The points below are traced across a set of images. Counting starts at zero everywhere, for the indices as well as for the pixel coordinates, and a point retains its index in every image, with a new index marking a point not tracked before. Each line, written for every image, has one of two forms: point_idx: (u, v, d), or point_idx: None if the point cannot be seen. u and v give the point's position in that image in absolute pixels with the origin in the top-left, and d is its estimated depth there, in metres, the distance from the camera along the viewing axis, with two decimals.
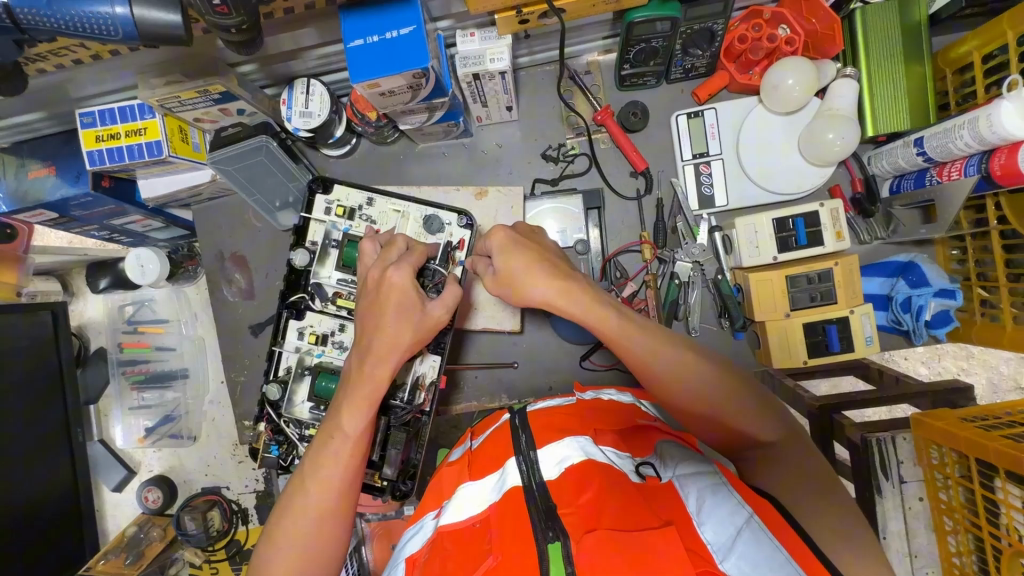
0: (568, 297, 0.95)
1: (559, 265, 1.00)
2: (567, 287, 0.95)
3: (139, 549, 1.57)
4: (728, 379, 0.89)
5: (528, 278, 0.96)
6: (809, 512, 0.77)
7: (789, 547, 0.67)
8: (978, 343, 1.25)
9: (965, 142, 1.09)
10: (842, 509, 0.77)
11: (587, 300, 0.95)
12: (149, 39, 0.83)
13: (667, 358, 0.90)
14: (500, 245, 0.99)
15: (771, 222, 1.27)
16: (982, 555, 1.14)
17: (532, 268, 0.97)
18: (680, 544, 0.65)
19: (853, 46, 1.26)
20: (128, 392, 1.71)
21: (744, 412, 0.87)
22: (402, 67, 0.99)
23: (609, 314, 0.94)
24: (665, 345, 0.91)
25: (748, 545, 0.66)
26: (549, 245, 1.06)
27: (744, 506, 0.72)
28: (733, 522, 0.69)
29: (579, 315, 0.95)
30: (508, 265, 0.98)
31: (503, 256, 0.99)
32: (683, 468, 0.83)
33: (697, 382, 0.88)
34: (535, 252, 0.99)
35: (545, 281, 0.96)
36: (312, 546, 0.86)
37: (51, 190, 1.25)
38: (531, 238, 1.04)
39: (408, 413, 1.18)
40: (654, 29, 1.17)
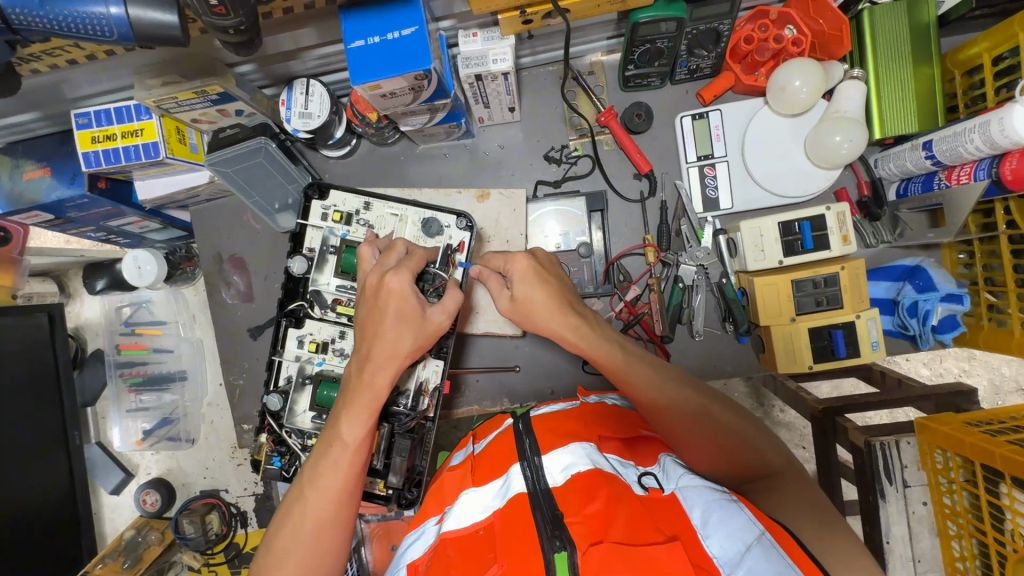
0: (580, 332, 0.96)
1: (572, 298, 1.00)
2: (577, 323, 0.97)
3: (137, 552, 1.56)
4: (734, 419, 0.90)
5: (543, 310, 0.97)
6: (820, 537, 0.74)
7: (799, 566, 0.65)
8: (985, 348, 1.23)
9: (975, 145, 1.07)
10: (854, 540, 0.74)
11: (598, 337, 0.96)
12: (145, 40, 0.81)
13: (675, 396, 0.90)
14: (520, 273, 0.99)
15: (777, 225, 1.25)
16: (986, 560, 1.13)
17: (547, 298, 0.97)
18: (688, 561, 0.64)
19: (860, 46, 1.24)
20: (126, 395, 1.67)
21: (751, 449, 0.87)
22: (404, 69, 0.97)
23: (618, 352, 0.95)
24: (673, 384, 0.92)
25: (758, 560, 0.64)
26: (562, 274, 1.05)
27: (755, 522, 0.70)
28: (743, 538, 0.67)
29: (589, 351, 0.96)
30: (526, 293, 0.98)
31: (521, 284, 0.98)
32: (689, 479, 0.82)
33: (703, 420, 0.89)
34: (553, 283, 0.99)
35: (559, 315, 0.96)
36: (311, 553, 0.85)
37: (46, 191, 1.23)
38: (549, 266, 1.03)
39: (412, 419, 1.16)
40: (660, 30, 1.15)
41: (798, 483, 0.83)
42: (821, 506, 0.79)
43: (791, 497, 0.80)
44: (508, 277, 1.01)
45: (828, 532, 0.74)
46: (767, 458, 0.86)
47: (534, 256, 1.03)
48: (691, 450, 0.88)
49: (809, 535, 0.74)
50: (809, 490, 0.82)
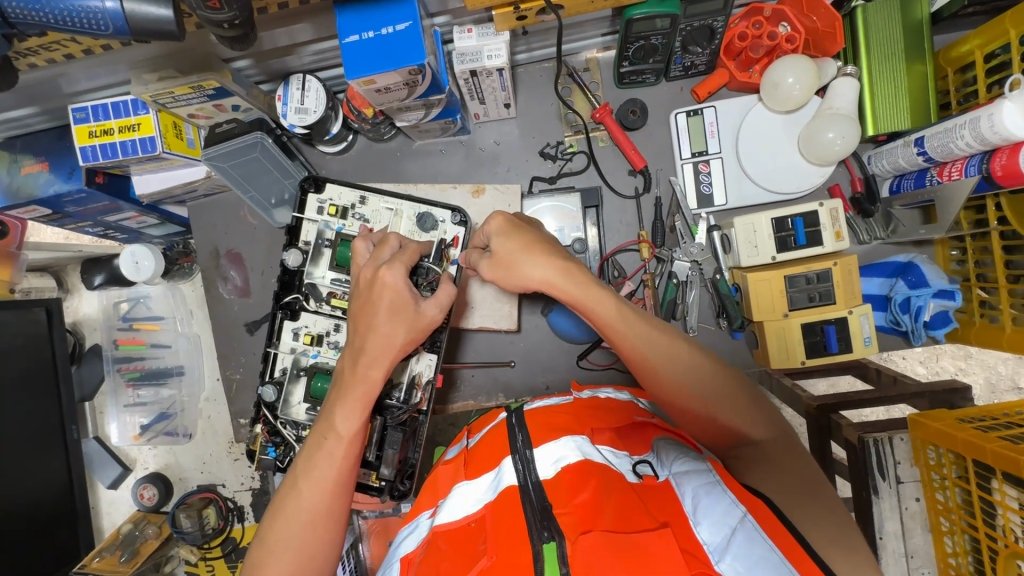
0: (569, 277, 0.93)
1: (557, 249, 0.98)
2: (566, 268, 0.94)
3: (134, 546, 1.57)
4: (722, 374, 0.90)
5: (529, 257, 0.95)
6: (802, 510, 0.75)
7: (782, 548, 0.66)
8: (976, 346, 1.23)
9: (966, 142, 1.08)
10: (834, 510, 0.76)
11: (588, 283, 0.93)
12: (140, 34, 0.82)
13: (665, 349, 0.89)
14: (499, 227, 0.98)
15: (770, 221, 1.26)
16: (978, 556, 1.14)
17: (529, 249, 0.96)
18: (676, 546, 0.65)
19: (854, 43, 1.25)
20: (123, 389, 1.67)
21: (739, 406, 0.88)
22: (398, 64, 0.98)
23: (607, 299, 0.93)
24: (662, 335, 0.91)
25: (743, 545, 0.66)
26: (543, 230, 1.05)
27: (737, 504, 0.71)
28: (728, 523, 0.69)
29: (578, 298, 0.93)
30: (505, 246, 0.97)
31: (502, 237, 0.97)
32: (678, 467, 0.83)
33: (692, 372, 0.89)
34: (535, 236, 0.99)
35: (545, 261, 0.94)
36: (306, 544, 0.86)
37: (44, 185, 1.24)
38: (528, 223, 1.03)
39: (404, 413, 1.17)
40: (654, 26, 1.16)
41: (782, 449, 0.85)
42: (804, 477, 0.80)
43: (775, 468, 0.82)
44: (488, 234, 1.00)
45: (809, 502, 0.76)
46: (754, 417, 0.87)
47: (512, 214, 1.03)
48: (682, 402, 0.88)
49: (792, 510, 0.75)
50: (793, 456, 0.84)
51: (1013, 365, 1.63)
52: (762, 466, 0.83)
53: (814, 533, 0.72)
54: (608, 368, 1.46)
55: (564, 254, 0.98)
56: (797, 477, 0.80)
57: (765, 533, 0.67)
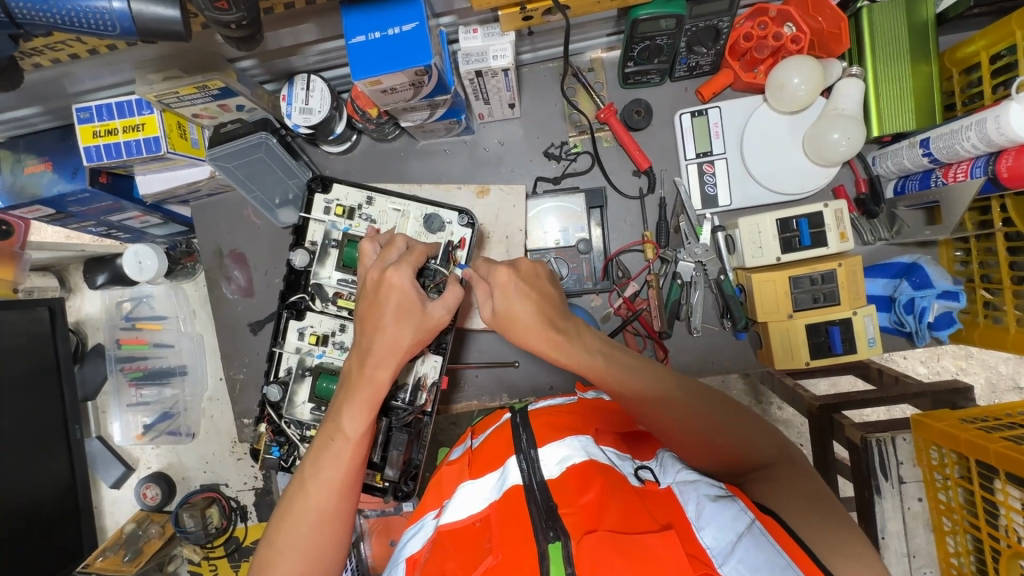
0: (559, 348, 0.96)
1: (551, 309, 1.00)
2: (555, 338, 0.97)
3: (138, 546, 1.56)
4: (725, 417, 0.89)
5: (518, 327, 0.98)
6: (805, 520, 0.75)
7: (788, 552, 0.68)
8: (980, 346, 1.24)
9: (972, 143, 1.08)
10: (847, 530, 0.75)
11: (579, 351, 0.96)
12: (148, 35, 0.82)
13: (662, 404, 0.90)
14: (499, 285, 0.99)
15: (775, 221, 1.26)
16: (980, 555, 1.14)
17: (522, 314, 0.98)
18: (681, 548, 0.65)
19: (859, 45, 1.25)
20: (126, 389, 1.67)
21: (745, 442, 0.87)
22: (404, 64, 0.98)
23: (601, 359, 0.96)
24: (657, 391, 0.91)
25: (749, 550, 0.66)
26: (547, 278, 1.05)
27: (745, 511, 0.72)
28: (734, 528, 0.69)
29: (573, 363, 0.96)
30: (504, 307, 0.99)
31: (501, 297, 0.99)
32: (684, 471, 0.83)
33: (696, 419, 0.88)
34: (533, 295, 1.00)
35: (539, 328, 0.97)
36: (313, 545, 0.86)
37: (48, 185, 1.24)
38: (533, 277, 1.03)
39: (409, 414, 1.17)
40: (659, 27, 1.16)
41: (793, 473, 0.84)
42: (809, 488, 0.81)
43: (787, 489, 0.81)
44: (489, 289, 1.02)
45: (822, 521, 0.75)
46: (761, 447, 0.87)
47: (513, 264, 1.03)
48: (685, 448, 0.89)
49: (797, 518, 0.76)
50: (800, 474, 0.83)
51: (1014, 365, 1.64)
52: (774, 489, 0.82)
53: (818, 543, 0.73)
54: None
55: (557, 315, 1.00)
56: (803, 493, 0.80)
57: (772, 539, 0.69)
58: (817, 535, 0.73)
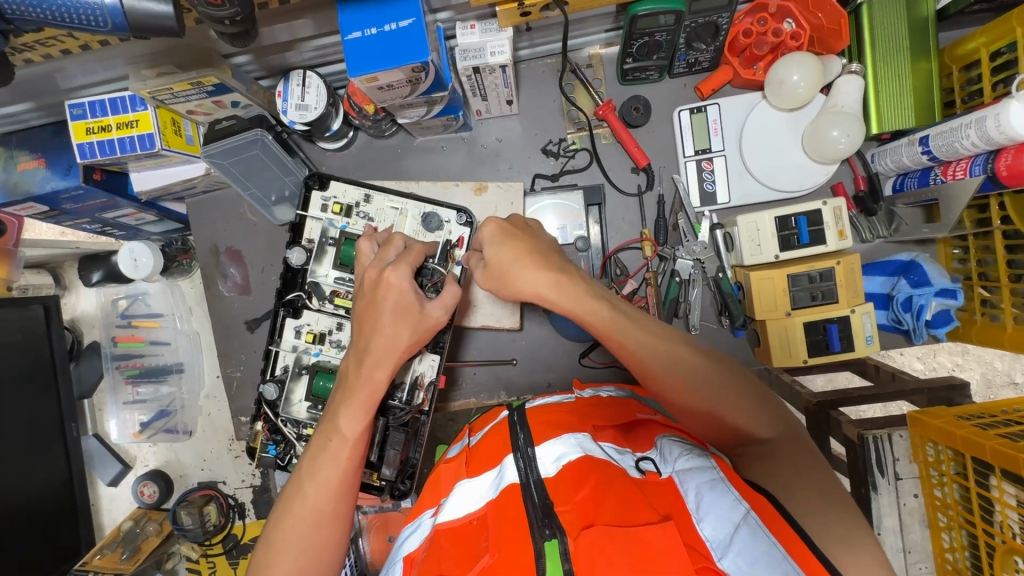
0: (562, 288, 0.93)
1: (553, 256, 0.98)
2: (559, 279, 0.93)
3: (136, 544, 1.57)
4: (728, 378, 0.89)
5: (519, 270, 0.94)
6: (808, 508, 0.76)
7: (785, 545, 0.68)
8: (977, 344, 1.24)
9: (971, 141, 1.08)
10: (845, 509, 0.76)
11: (584, 294, 0.93)
12: (140, 31, 0.80)
13: (666, 357, 0.89)
14: (492, 235, 0.98)
15: (774, 219, 1.25)
16: (975, 551, 1.15)
17: (522, 260, 0.95)
18: (679, 540, 0.65)
19: (859, 41, 1.24)
20: (122, 387, 1.65)
21: (744, 407, 0.87)
22: (401, 61, 0.97)
23: (606, 306, 0.92)
24: (662, 343, 0.90)
25: (746, 542, 0.67)
26: (539, 234, 1.04)
27: (741, 500, 0.73)
28: (731, 519, 0.70)
29: (572, 309, 0.93)
30: (498, 256, 0.97)
31: (494, 247, 0.97)
32: (683, 461, 0.82)
33: (697, 378, 0.88)
34: (530, 245, 0.97)
35: (536, 274, 0.94)
36: (312, 545, 0.86)
37: (41, 182, 1.22)
38: (523, 229, 1.01)
39: (407, 413, 1.17)
40: (658, 23, 1.15)
41: (792, 449, 0.84)
42: (812, 473, 0.81)
43: (786, 468, 0.82)
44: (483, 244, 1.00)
45: (821, 503, 0.76)
46: (759, 416, 0.86)
47: (505, 220, 1.02)
48: (686, 403, 0.88)
49: (796, 505, 0.77)
50: (802, 454, 0.83)
51: (1008, 361, 1.64)
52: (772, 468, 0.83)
53: (820, 533, 0.73)
54: (608, 367, 1.46)
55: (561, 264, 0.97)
56: (804, 475, 0.80)
57: (767, 528, 0.70)
58: (819, 524, 0.74)
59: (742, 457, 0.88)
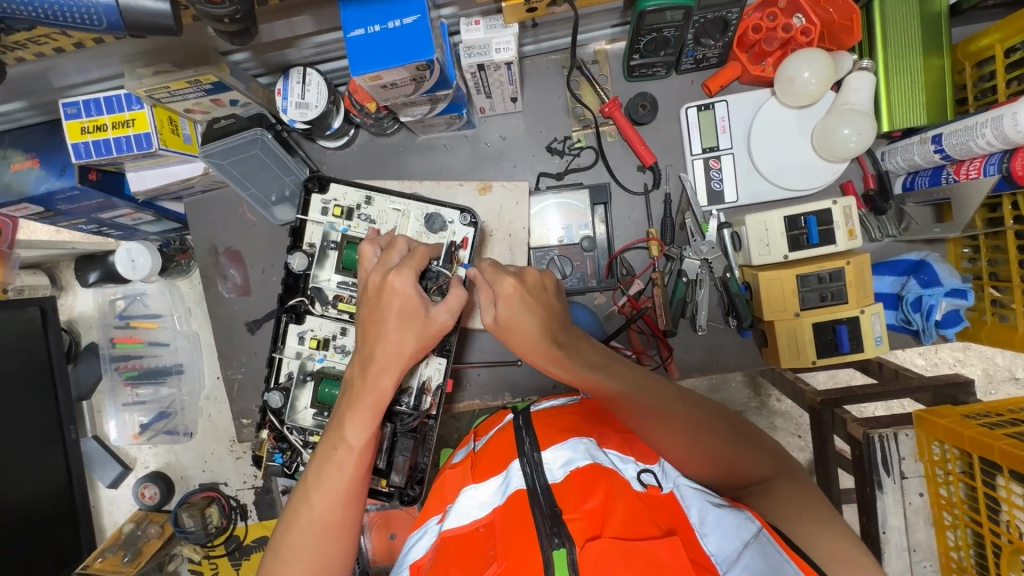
0: (560, 362, 0.92)
1: (554, 324, 0.96)
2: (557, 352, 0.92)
3: (137, 546, 1.56)
4: (727, 438, 0.86)
5: (516, 339, 0.94)
6: (805, 530, 0.74)
7: (795, 558, 0.66)
8: (987, 344, 1.23)
9: (987, 140, 1.06)
10: (850, 542, 0.73)
11: (581, 367, 0.91)
12: (135, 29, 0.77)
13: (665, 427, 0.86)
14: (506, 296, 0.95)
15: (783, 219, 1.24)
16: (980, 550, 1.14)
17: (522, 329, 0.94)
18: (684, 554, 0.64)
19: (870, 37, 1.22)
20: (121, 389, 1.64)
21: (745, 464, 0.85)
22: (406, 59, 0.94)
23: (605, 377, 0.90)
24: (662, 410, 0.87)
25: (755, 557, 0.66)
26: (549, 294, 1.01)
27: (752, 519, 0.72)
28: (739, 535, 0.69)
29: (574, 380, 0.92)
30: (507, 318, 0.95)
31: (505, 308, 0.95)
32: (684, 483, 0.82)
33: (697, 442, 0.85)
34: (537, 310, 0.96)
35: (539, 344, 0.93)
36: (321, 553, 0.84)
37: (35, 183, 1.20)
38: (538, 291, 0.99)
39: (415, 419, 1.15)
40: (666, 19, 1.12)
41: (791, 486, 0.82)
42: (812, 503, 0.79)
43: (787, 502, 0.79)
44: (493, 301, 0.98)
45: (825, 532, 0.74)
46: (755, 458, 0.86)
47: (522, 278, 0.98)
48: (685, 465, 0.86)
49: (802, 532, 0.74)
50: (802, 489, 0.82)
51: (1012, 357, 1.63)
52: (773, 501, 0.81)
53: (821, 555, 0.71)
54: None
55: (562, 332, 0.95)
56: (807, 510, 0.78)
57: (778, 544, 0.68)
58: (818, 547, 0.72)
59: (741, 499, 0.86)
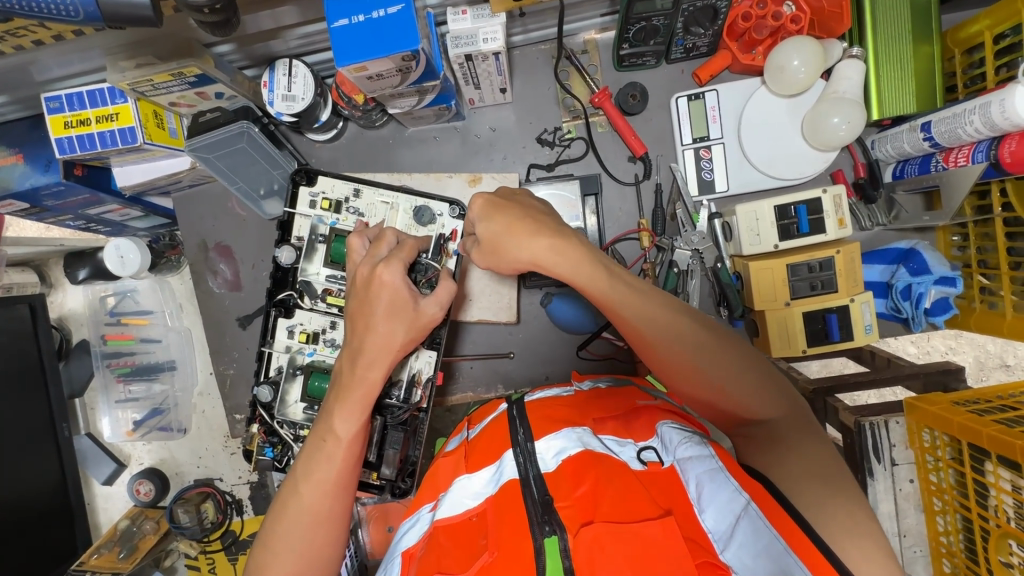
0: (558, 254, 0.88)
1: (545, 220, 0.92)
2: (555, 244, 0.89)
3: (133, 542, 1.52)
4: (729, 352, 0.85)
5: (510, 240, 0.90)
6: (810, 497, 0.75)
7: (788, 539, 0.66)
8: (975, 331, 1.23)
9: (975, 127, 1.06)
10: (850, 501, 0.74)
11: (581, 259, 0.88)
12: (114, 20, 0.76)
13: (664, 324, 0.85)
14: (480, 212, 0.94)
15: (773, 208, 1.23)
16: (969, 535, 1.14)
17: (515, 228, 0.91)
18: (680, 535, 0.64)
19: (860, 24, 1.21)
20: (114, 385, 1.65)
21: (749, 387, 0.83)
22: (391, 49, 0.93)
23: (606, 277, 0.88)
24: (662, 310, 0.86)
25: (748, 533, 0.66)
26: (532, 201, 0.99)
27: (741, 491, 0.71)
28: (732, 510, 0.69)
29: (572, 277, 0.89)
30: (490, 231, 0.93)
31: (485, 222, 0.93)
32: (686, 445, 0.79)
33: (693, 346, 0.84)
34: (526, 214, 0.92)
35: (530, 241, 0.89)
36: (309, 546, 0.85)
37: (20, 178, 1.18)
38: (512, 199, 0.97)
39: (405, 412, 1.16)
40: (654, 7, 1.12)
41: (795, 427, 0.81)
42: (824, 466, 0.77)
43: (789, 452, 0.79)
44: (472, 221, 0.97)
45: (827, 493, 0.74)
46: (763, 396, 0.83)
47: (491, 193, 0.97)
48: (682, 373, 0.85)
49: (800, 495, 0.75)
50: (806, 435, 0.81)
51: (1002, 344, 1.64)
52: (774, 450, 0.80)
53: (827, 525, 0.72)
54: (605, 359, 1.46)
55: (559, 228, 0.92)
56: (808, 459, 0.78)
57: (769, 523, 0.67)
58: (826, 518, 0.72)
59: (745, 439, 0.85)
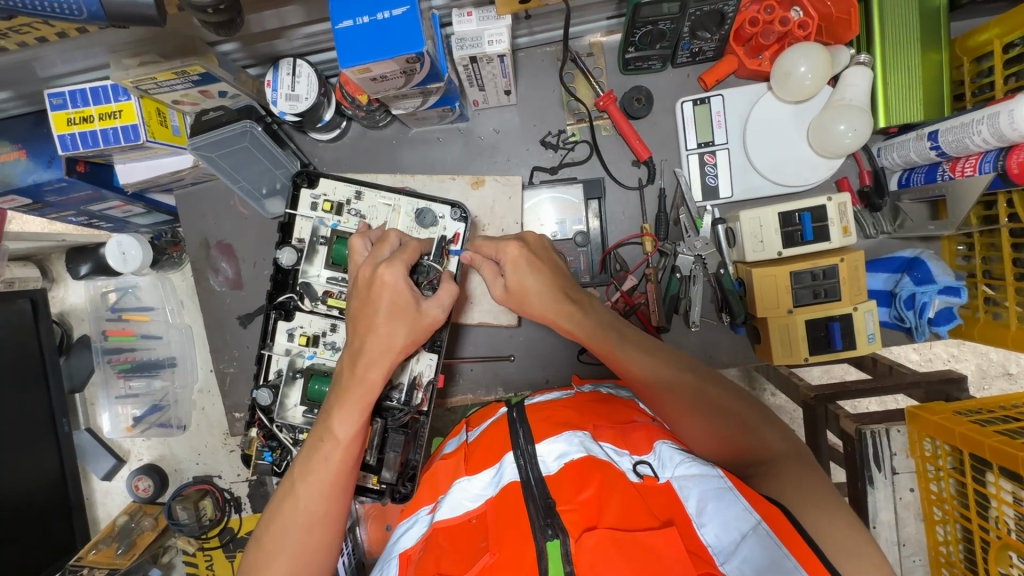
0: (573, 315, 0.98)
1: (567, 282, 1.01)
2: (570, 306, 0.98)
3: (131, 538, 1.53)
4: (732, 402, 0.89)
5: (533, 294, 0.98)
6: (811, 514, 0.73)
7: (796, 555, 0.64)
8: (978, 342, 1.23)
9: (982, 138, 1.05)
10: (849, 525, 0.72)
11: (592, 321, 0.98)
12: (117, 20, 0.76)
13: (670, 379, 0.91)
14: (512, 260, 0.99)
15: (778, 214, 1.23)
16: (969, 545, 1.13)
17: (539, 285, 0.98)
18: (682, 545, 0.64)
19: (869, 31, 1.20)
20: (114, 380, 1.65)
21: (751, 431, 0.86)
22: (395, 51, 0.92)
23: (616, 336, 0.96)
24: (668, 367, 0.93)
25: (754, 548, 0.65)
26: (557, 259, 1.05)
27: (751, 510, 0.69)
28: (738, 528, 0.68)
29: (584, 334, 0.98)
30: (518, 281, 0.99)
31: (513, 272, 0.99)
32: (684, 464, 0.79)
33: (694, 396, 0.90)
34: (547, 271, 1.00)
35: (547, 299, 0.98)
36: (303, 546, 0.84)
37: (22, 174, 1.19)
38: (542, 252, 1.03)
39: (405, 415, 1.16)
40: (662, 11, 1.11)
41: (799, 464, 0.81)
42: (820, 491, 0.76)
43: (791, 478, 0.78)
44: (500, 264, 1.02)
45: (826, 514, 0.73)
46: (766, 437, 0.85)
47: (525, 241, 1.02)
48: (684, 424, 0.89)
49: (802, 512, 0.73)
50: (807, 470, 0.80)
51: (1005, 352, 1.63)
52: (773, 477, 0.79)
53: (829, 542, 0.70)
54: (607, 363, 1.45)
55: (576, 291, 1.01)
56: (811, 487, 0.77)
57: (780, 540, 0.66)
58: (824, 535, 0.71)
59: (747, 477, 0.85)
